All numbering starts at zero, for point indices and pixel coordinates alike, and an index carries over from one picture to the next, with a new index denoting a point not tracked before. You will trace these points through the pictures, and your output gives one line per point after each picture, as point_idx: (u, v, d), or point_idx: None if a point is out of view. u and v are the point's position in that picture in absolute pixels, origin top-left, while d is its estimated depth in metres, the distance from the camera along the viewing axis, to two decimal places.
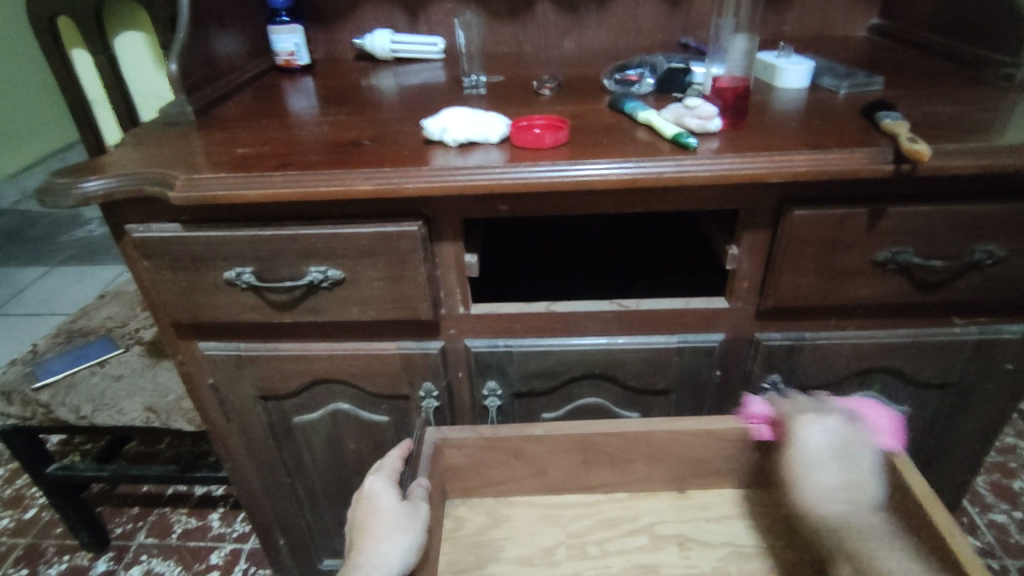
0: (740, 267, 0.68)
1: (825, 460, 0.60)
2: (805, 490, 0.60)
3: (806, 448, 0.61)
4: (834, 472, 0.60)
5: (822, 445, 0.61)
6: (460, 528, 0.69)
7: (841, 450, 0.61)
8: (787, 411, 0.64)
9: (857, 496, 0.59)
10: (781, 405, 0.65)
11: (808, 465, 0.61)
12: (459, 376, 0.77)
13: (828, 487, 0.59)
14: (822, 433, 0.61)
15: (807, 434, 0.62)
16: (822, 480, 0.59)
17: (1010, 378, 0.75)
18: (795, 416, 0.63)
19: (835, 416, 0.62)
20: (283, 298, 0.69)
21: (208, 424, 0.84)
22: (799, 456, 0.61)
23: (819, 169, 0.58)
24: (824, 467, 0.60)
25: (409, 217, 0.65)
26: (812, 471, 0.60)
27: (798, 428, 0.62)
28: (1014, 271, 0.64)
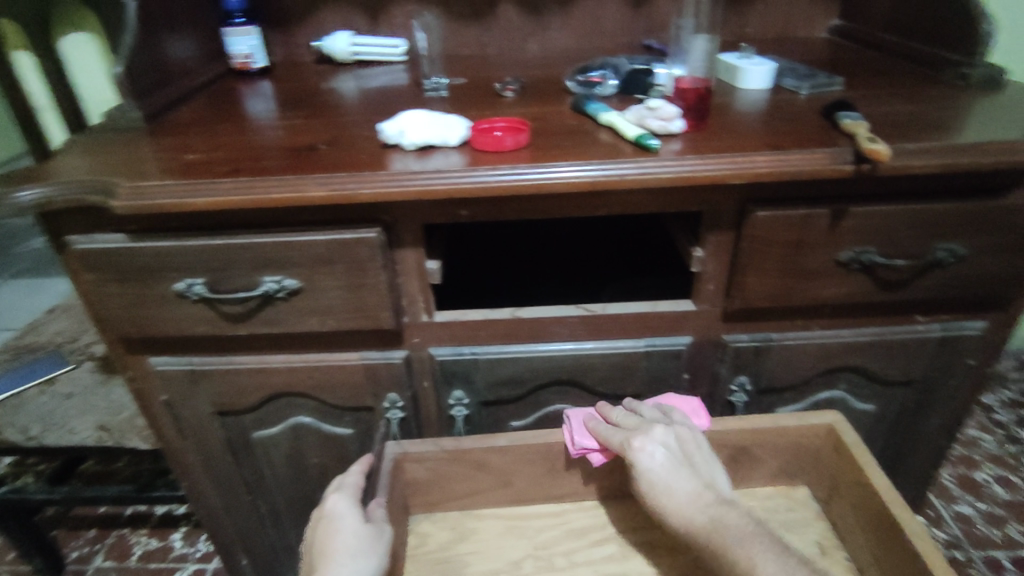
0: (706, 269, 0.67)
1: (668, 473, 0.57)
2: (668, 512, 0.56)
3: (647, 471, 0.57)
4: (680, 484, 0.56)
5: (659, 459, 0.58)
6: (424, 544, 0.67)
7: (677, 461, 0.58)
8: (616, 441, 0.61)
9: (711, 503, 0.55)
10: (609, 434, 0.62)
11: (656, 486, 0.57)
12: (424, 385, 0.75)
13: (683, 503, 0.55)
14: (654, 447, 0.58)
15: (643, 453, 0.58)
16: (676, 495, 0.56)
17: (972, 374, 0.76)
18: (625, 442, 0.60)
19: (658, 428, 0.60)
20: (236, 310, 0.66)
21: (162, 442, 0.80)
22: (646, 480, 0.57)
23: (780, 170, 0.58)
24: (671, 483, 0.56)
25: (367, 224, 0.63)
26: (664, 491, 0.56)
27: (632, 452, 0.59)
28: (974, 269, 0.65)
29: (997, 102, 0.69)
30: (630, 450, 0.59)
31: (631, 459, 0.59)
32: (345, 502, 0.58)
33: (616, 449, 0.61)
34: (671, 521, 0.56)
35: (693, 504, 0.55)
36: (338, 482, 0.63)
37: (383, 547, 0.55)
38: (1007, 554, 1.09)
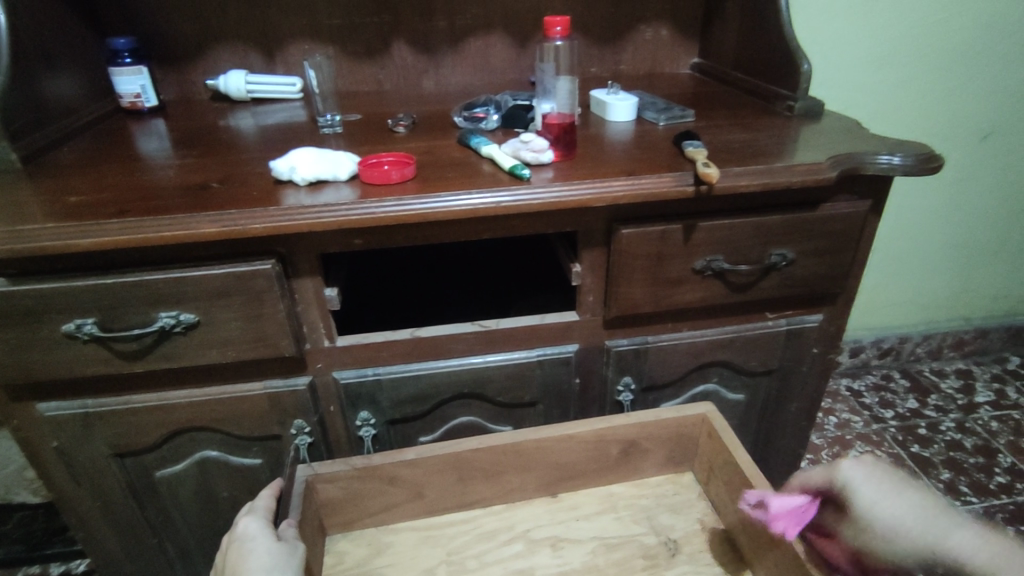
0: (584, 283, 0.75)
1: (898, 494, 0.52)
2: (898, 535, 0.51)
3: (861, 493, 0.53)
4: (914, 503, 0.52)
5: (875, 480, 0.54)
6: (340, 562, 0.69)
7: (894, 480, 0.54)
8: (819, 472, 0.57)
9: (951, 517, 0.50)
10: (812, 468, 0.58)
11: (878, 506, 0.52)
12: (331, 410, 0.77)
13: (915, 522, 0.50)
14: (871, 469, 0.55)
15: (857, 473, 0.55)
16: (907, 516, 0.51)
17: (818, 361, 0.88)
18: (830, 470, 0.56)
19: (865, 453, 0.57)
20: (131, 348, 0.66)
21: (55, 492, 0.77)
22: (864, 502, 0.53)
23: (635, 193, 0.66)
24: (895, 501, 0.52)
25: (262, 256, 0.66)
26: (891, 517, 0.51)
27: (843, 473, 0.55)
28: (804, 270, 0.77)
29: (814, 129, 0.82)
30: (840, 472, 0.55)
31: (841, 484, 0.55)
32: (257, 523, 0.59)
33: (822, 478, 0.57)
34: (903, 545, 0.50)
35: (930, 521, 0.50)
36: (249, 506, 0.63)
37: (297, 562, 0.56)
38: None
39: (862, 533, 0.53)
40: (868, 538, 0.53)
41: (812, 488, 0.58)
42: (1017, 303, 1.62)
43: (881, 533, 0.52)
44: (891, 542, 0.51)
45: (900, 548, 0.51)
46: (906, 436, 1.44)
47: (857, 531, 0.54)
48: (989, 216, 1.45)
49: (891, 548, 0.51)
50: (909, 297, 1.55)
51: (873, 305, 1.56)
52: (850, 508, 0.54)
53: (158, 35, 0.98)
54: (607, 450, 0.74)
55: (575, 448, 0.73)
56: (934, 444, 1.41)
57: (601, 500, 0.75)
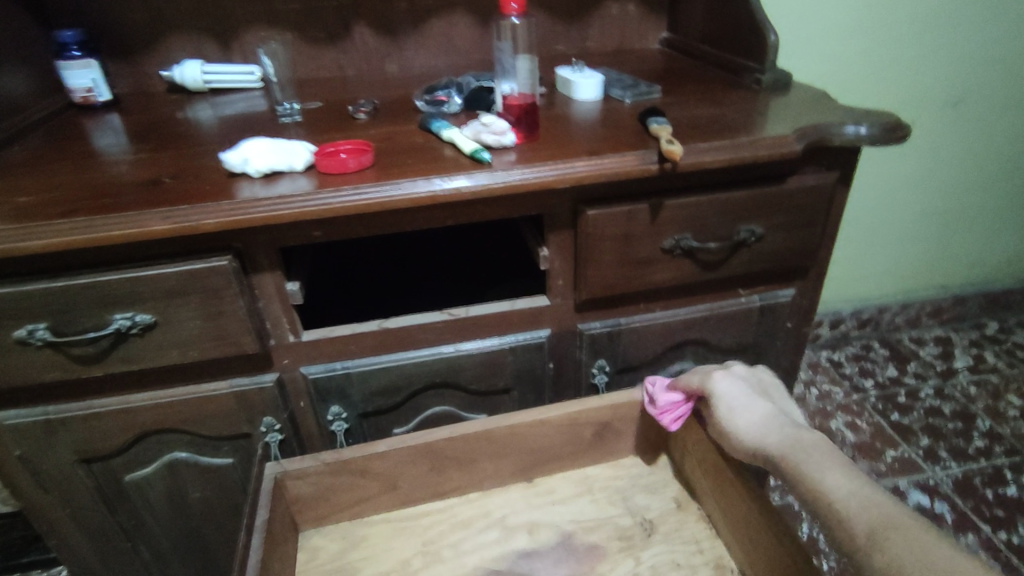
0: (553, 266, 0.74)
1: (742, 402, 0.64)
2: (736, 431, 0.63)
3: (719, 397, 0.65)
4: (752, 409, 0.63)
5: (734, 389, 0.66)
6: (315, 558, 0.68)
7: (749, 392, 0.65)
8: (694, 377, 0.69)
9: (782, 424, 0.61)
10: (690, 374, 0.69)
11: (728, 409, 0.64)
12: (301, 405, 0.76)
13: (751, 423, 0.62)
14: (732, 379, 0.66)
15: (721, 383, 0.66)
16: (749, 419, 0.63)
17: (792, 335, 0.88)
18: (703, 377, 0.68)
19: (735, 367, 0.68)
20: (88, 352, 0.64)
21: (22, 500, 0.76)
22: (720, 406, 0.65)
23: (598, 173, 0.65)
24: (743, 407, 0.64)
25: (217, 252, 0.64)
26: (732, 414, 0.64)
27: (709, 382, 0.67)
28: (773, 245, 0.76)
29: (781, 102, 0.81)
30: (708, 381, 0.66)
31: (708, 389, 0.66)
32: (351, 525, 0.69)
33: (695, 385, 0.68)
34: (740, 439, 0.62)
35: (763, 426, 0.62)
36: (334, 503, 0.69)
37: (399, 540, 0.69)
38: None
39: (715, 427, 0.66)
40: (718, 432, 0.65)
41: (691, 391, 0.68)
42: (992, 269, 1.64)
43: (726, 428, 0.64)
44: (732, 436, 0.63)
45: (736, 441, 0.62)
46: (886, 404, 1.46)
47: (714, 428, 0.66)
48: (962, 183, 1.45)
49: (731, 440, 0.63)
50: (886, 267, 1.56)
51: (852, 277, 1.56)
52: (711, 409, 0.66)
53: (108, 25, 0.94)
54: (582, 433, 0.74)
55: (549, 432, 0.72)
56: (913, 411, 1.43)
57: (577, 484, 0.75)
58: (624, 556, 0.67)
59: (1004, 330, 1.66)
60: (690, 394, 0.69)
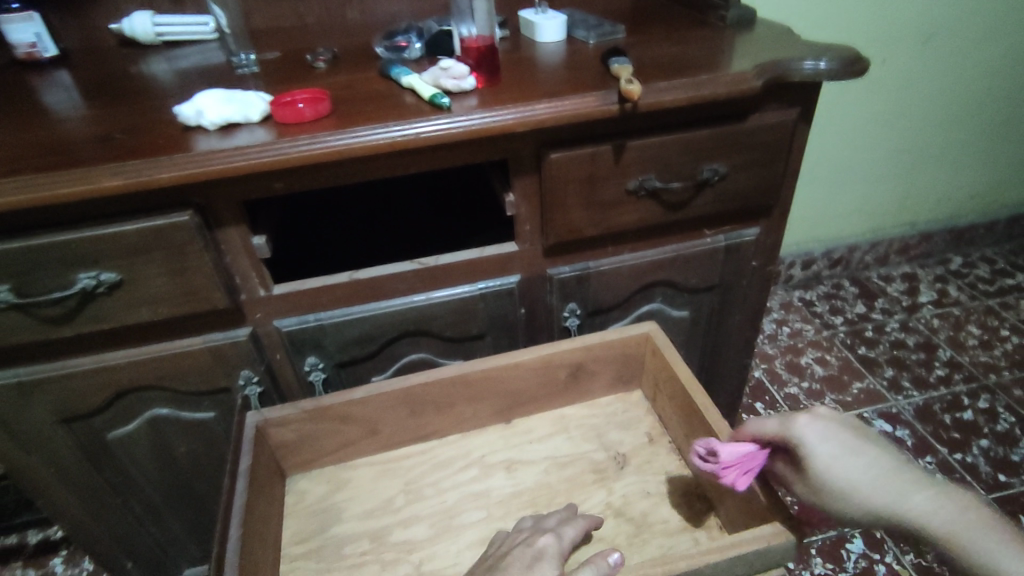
0: (520, 212, 0.74)
1: (849, 455, 0.53)
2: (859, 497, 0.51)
3: (815, 450, 0.54)
4: (867, 463, 0.52)
5: (831, 437, 0.54)
6: (302, 500, 0.70)
7: (849, 438, 0.54)
8: (773, 425, 0.57)
9: (906, 477, 0.51)
10: (766, 422, 0.57)
11: (835, 467, 0.52)
12: (278, 358, 0.77)
13: (868, 479, 0.51)
14: (824, 426, 0.55)
15: (814, 432, 0.55)
16: (864, 475, 0.52)
17: (758, 273, 0.90)
18: (784, 425, 0.56)
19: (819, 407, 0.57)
20: (56, 312, 0.65)
21: (6, 462, 0.77)
22: (820, 462, 0.53)
23: (560, 114, 0.65)
24: (850, 460, 0.52)
25: (178, 208, 0.63)
26: (844, 475, 0.52)
27: (797, 431, 0.55)
28: (736, 184, 0.77)
29: (745, 38, 0.80)
30: (795, 431, 0.55)
31: (795, 439, 0.55)
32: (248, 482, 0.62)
33: (773, 432, 0.57)
34: (869, 508, 0.51)
35: (891, 484, 0.51)
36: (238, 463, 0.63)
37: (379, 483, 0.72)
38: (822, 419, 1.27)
39: (816, 488, 0.54)
40: (818, 492, 0.53)
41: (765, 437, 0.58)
42: (958, 205, 1.68)
43: (833, 489, 0.52)
44: (843, 500, 0.52)
45: (853, 505, 0.51)
46: (854, 339, 1.51)
47: (807, 485, 0.54)
48: (930, 119, 1.47)
49: (842, 506, 0.52)
50: (855, 206, 1.59)
51: (822, 217, 1.59)
52: (804, 464, 0.54)
53: None
54: (555, 374, 0.76)
55: (523, 374, 0.74)
56: (879, 345, 1.48)
57: (552, 422, 0.78)
58: (597, 487, 0.70)
59: (967, 265, 1.72)
60: (765, 443, 0.58)
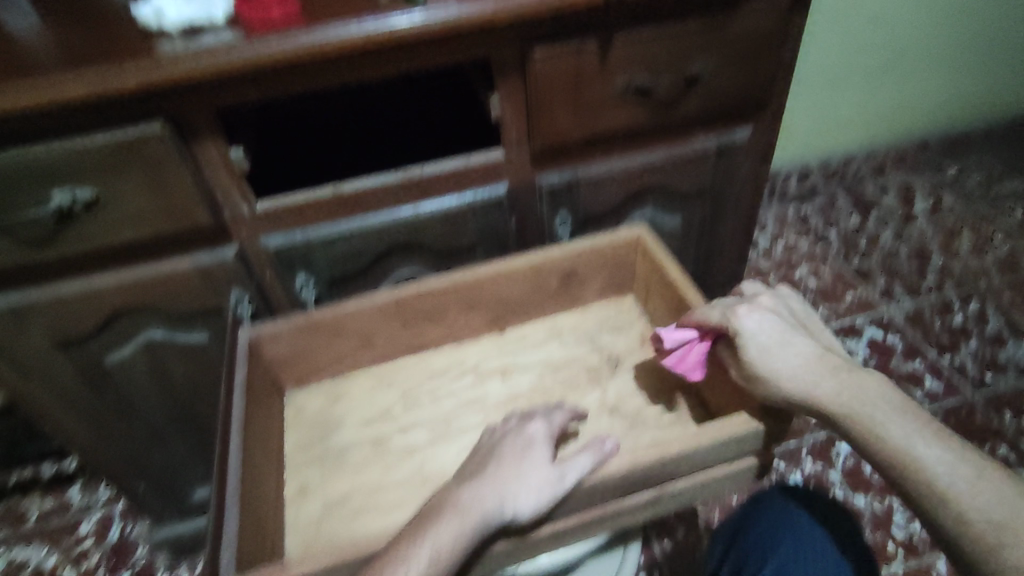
0: (505, 115, 0.72)
1: (779, 344, 0.56)
2: (781, 380, 0.54)
3: (750, 337, 0.56)
4: (793, 350, 0.55)
5: (766, 327, 0.57)
6: (302, 413, 0.71)
7: (787, 330, 0.56)
8: (716, 315, 0.59)
9: (833, 369, 0.54)
10: (708, 310, 0.60)
11: (764, 353, 0.55)
12: (268, 277, 0.76)
13: (797, 370, 0.54)
14: (761, 316, 0.57)
15: (753, 323, 0.57)
16: (795, 365, 0.54)
17: (751, 176, 0.88)
18: (726, 315, 0.59)
19: (760, 301, 0.59)
20: (36, 233, 0.63)
21: (7, 389, 0.77)
22: (753, 349, 0.56)
23: (542, 4, 0.61)
24: (779, 347, 0.55)
25: (149, 119, 0.61)
26: (770, 360, 0.55)
27: (738, 323, 0.57)
28: (729, 79, 0.75)
29: None
30: (733, 320, 0.58)
31: (736, 329, 0.57)
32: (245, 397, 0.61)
33: (715, 321, 0.59)
34: (787, 389, 0.54)
35: (810, 368, 0.54)
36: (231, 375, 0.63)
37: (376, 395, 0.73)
38: None
39: (744, 371, 0.57)
40: (751, 377, 0.56)
41: (710, 325, 0.61)
42: (955, 110, 1.64)
43: (763, 374, 0.55)
44: (770, 384, 0.55)
45: (780, 390, 0.54)
46: (848, 251, 1.51)
47: (739, 369, 0.58)
48: (932, 19, 1.41)
49: (768, 389, 0.55)
50: (852, 114, 1.55)
51: (819, 127, 1.55)
52: (741, 352, 0.57)
53: None
54: (547, 282, 0.75)
55: (514, 282, 0.74)
56: (873, 255, 1.49)
57: (547, 330, 0.78)
58: (591, 388, 0.71)
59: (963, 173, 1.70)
60: (709, 329, 0.61)
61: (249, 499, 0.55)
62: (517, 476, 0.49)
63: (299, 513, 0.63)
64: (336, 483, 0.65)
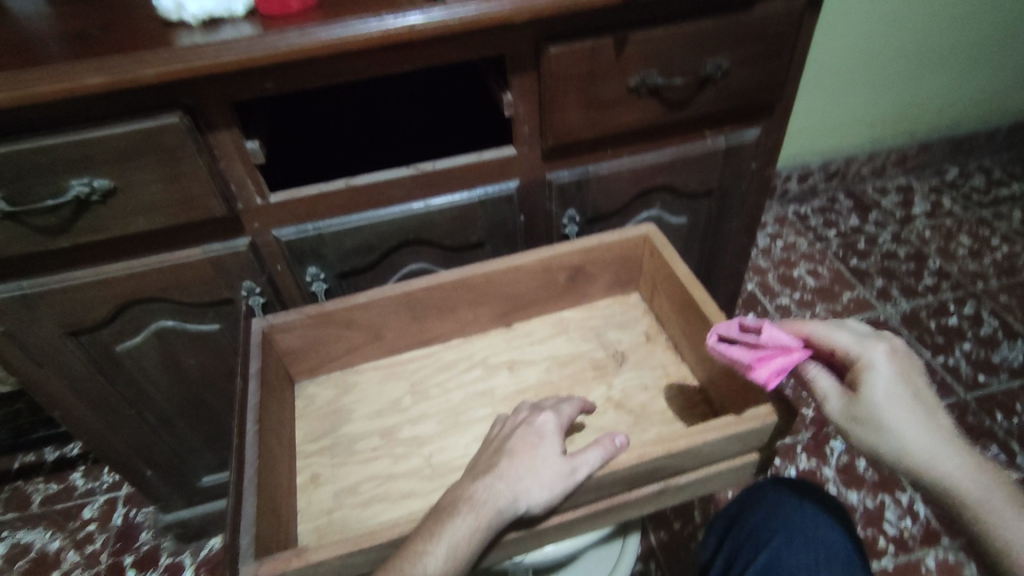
0: (518, 113, 0.72)
1: (908, 400, 0.49)
2: (898, 434, 0.48)
3: (878, 378, 0.50)
4: (921, 411, 0.49)
5: (898, 375, 0.50)
6: (312, 403, 0.72)
7: (918, 388, 0.50)
8: (844, 339, 0.54)
9: (960, 446, 0.48)
10: (840, 332, 0.54)
11: (888, 400, 0.49)
12: (278, 269, 0.77)
13: (920, 432, 0.48)
14: (897, 362, 0.51)
15: (887, 364, 0.51)
16: (918, 426, 0.48)
17: (757, 176, 0.89)
18: (857, 344, 0.53)
19: (900, 346, 0.53)
20: (52, 221, 0.64)
21: (18, 375, 0.77)
22: (878, 390, 0.50)
23: (558, 3, 0.62)
24: (909, 402, 0.49)
25: (165, 109, 0.61)
26: (893, 411, 0.49)
27: (869, 356, 0.52)
28: (739, 80, 0.76)
29: None
30: (867, 353, 0.52)
31: (864, 362, 0.51)
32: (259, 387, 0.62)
33: (843, 347, 0.53)
34: (901, 446, 0.48)
35: (934, 437, 0.48)
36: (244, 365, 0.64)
37: (385, 388, 0.74)
38: None
39: (850, 408, 0.51)
40: (859, 417, 0.50)
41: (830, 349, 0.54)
42: (959, 113, 1.65)
43: (879, 420, 0.49)
44: (883, 432, 0.49)
45: (892, 442, 0.48)
46: (847, 251, 1.52)
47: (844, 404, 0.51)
48: (936, 22, 1.42)
49: (878, 436, 0.49)
50: (856, 115, 1.56)
51: (821, 128, 1.56)
52: (859, 388, 0.51)
53: None
54: (555, 279, 0.76)
55: (524, 278, 0.75)
56: (872, 255, 1.50)
57: (554, 325, 0.79)
58: (598, 383, 0.72)
59: (963, 175, 1.71)
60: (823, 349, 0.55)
61: (265, 487, 0.56)
62: (529, 470, 0.50)
63: (311, 501, 0.64)
64: (347, 472, 0.66)
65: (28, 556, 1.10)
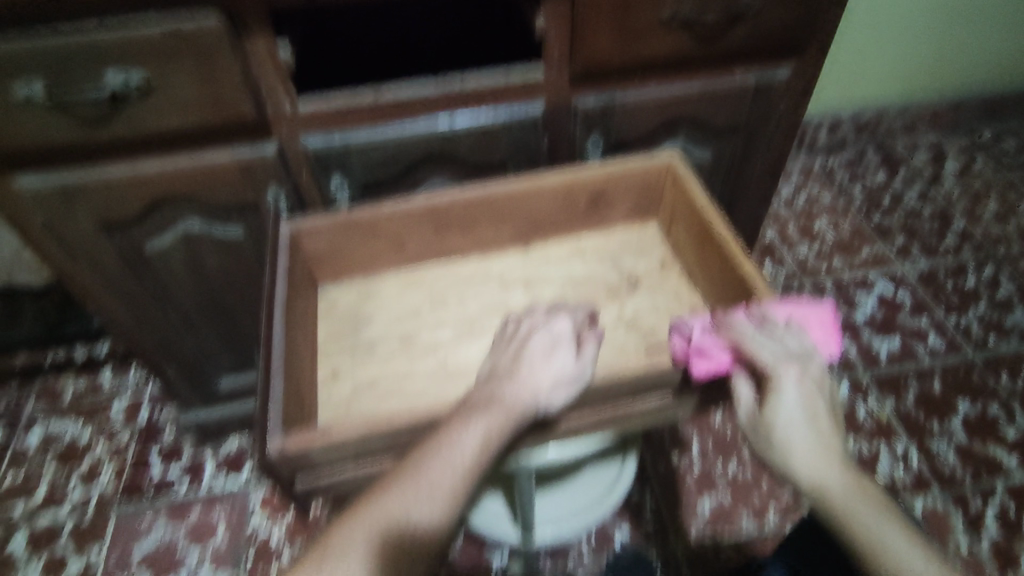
0: (549, 33, 0.72)
1: (806, 421, 0.49)
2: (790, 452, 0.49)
3: (781, 396, 0.50)
4: (815, 433, 0.49)
5: (803, 395, 0.50)
6: (334, 306, 0.76)
7: (822, 407, 0.50)
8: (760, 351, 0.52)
9: (848, 468, 0.48)
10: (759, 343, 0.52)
11: (787, 419, 0.49)
12: (303, 177, 0.79)
13: (810, 453, 0.48)
14: (803, 380, 0.50)
15: (795, 384, 0.50)
16: (813, 448, 0.49)
17: (785, 116, 0.89)
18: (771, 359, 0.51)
19: (812, 365, 0.52)
20: (94, 114, 0.66)
21: (54, 268, 0.81)
22: (780, 408, 0.50)
23: None
24: (806, 423, 0.49)
25: (203, 9, 0.62)
26: (789, 430, 0.49)
27: (775, 372, 0.51)
28: (771, 18, 0.76)
29: None
30: (773, 369, 0.51)
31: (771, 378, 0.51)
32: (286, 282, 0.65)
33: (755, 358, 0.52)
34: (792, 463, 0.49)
35: (826, 459, 0.48)
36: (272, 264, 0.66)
37: (403, 296, 0.77)
38: (828, 280, 1.36)
39: (756, 422, 0.51)
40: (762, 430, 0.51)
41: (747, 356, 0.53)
42: (1003, 71, 1.59)
43: (776, 436, 0.49)
44: (777, 448, 0.49)
45: (784, 457, 0.49)
46: (869, 207, 1.51)
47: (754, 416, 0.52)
48: None
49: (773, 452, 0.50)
50: (894, 68, 1.51)
51: (855, 78, 1.52)
52: (765, 403, 0.51)
53: None
54: (576, 201, 0.78)
55: (545, 198, 0.76)
56: (893, 214, 1.49)
57: (570, 248, 0.81)
58: (609, 304, 0.75)
59: (998, 138, 1.67)
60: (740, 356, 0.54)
61: (290, 372, 0.59)
62: (539, 371, 0.54)
63: (331, 393, 0.68)
64: (366, 369, 0.70)
65: (61, 444, 1.18)
